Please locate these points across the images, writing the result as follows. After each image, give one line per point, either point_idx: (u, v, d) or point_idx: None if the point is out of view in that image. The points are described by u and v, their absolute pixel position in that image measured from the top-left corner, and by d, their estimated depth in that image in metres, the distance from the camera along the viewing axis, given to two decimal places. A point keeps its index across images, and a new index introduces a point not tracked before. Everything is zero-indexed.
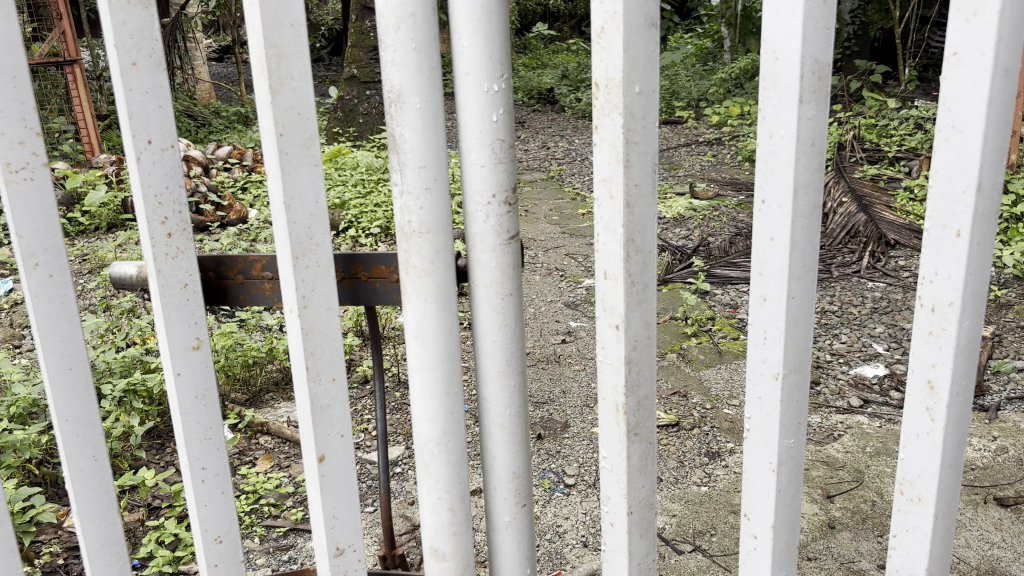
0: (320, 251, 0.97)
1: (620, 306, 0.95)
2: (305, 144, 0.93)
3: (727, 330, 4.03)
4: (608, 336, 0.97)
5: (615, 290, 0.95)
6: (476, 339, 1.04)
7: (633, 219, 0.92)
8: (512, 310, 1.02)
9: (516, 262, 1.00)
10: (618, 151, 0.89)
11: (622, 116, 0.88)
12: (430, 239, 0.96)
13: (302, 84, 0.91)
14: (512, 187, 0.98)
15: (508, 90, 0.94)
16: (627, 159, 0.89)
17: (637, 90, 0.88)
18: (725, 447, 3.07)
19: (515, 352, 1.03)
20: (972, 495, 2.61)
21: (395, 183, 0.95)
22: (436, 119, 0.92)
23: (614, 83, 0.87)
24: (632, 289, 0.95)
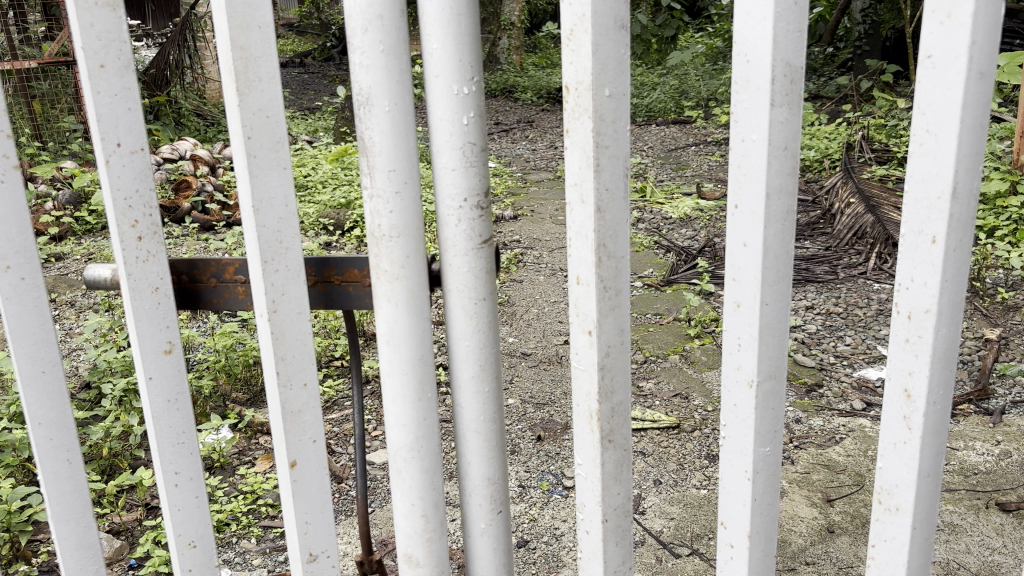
0: (289, 255, 0.96)
1: (593, 312, 0.93)
2: (273, 148, 0.92)
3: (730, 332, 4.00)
4: (581, 343, 0.96)
5: (587, 297, 0.93)
6: (450, 344, 1.02)
7: (605, 224, 0.91)
8: (486, 315, 1.00)
9: (490, 266, 0.99)
10: (589, 155, 0.88)
11: (592, 120, 0.86)
12: (401, 243, 0.94)
13: (270, 87, 0.90)
14: (484, 191, 0.96)
15: (479, 92, 0.93)
16: (597, 163, 0.88)
17: (607, 93, 0.86)
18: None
19: (489, 358, 1.02)
20: (973, 500, 2.59)
21: (365, 187, 0.94)
22: (405, 122, 0.91)
23: (584, 85, 0.86)
24: (605, 294, 0.93)
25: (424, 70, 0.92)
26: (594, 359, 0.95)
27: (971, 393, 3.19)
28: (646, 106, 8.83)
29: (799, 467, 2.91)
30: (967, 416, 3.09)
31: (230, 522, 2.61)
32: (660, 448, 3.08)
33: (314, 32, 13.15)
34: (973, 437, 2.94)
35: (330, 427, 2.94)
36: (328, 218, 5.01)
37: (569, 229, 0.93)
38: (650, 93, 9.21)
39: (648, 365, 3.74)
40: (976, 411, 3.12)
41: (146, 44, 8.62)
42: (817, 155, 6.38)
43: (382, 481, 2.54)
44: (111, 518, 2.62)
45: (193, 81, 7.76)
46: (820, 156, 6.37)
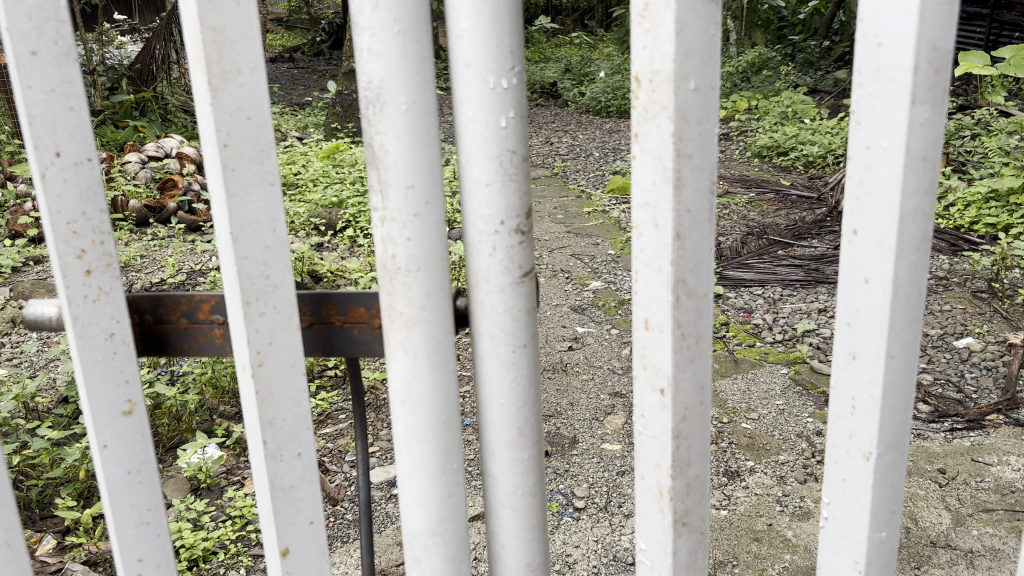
0: (278, 293, 0.76)
1: (669, 368, 0.73)
2: (256, 158, 0.72)
3: (746, 337, 3.81)
4: (649, 402, 0.76)
5: (661, 347, 0.73)
6: (481, 401, 0.82)
7: (686, 255, 0.70)
8: (526, 366, 0.80)
9: (532, 305, 0.79)
10: (668, 166, 0.68)
11: (675, 123, 0.66)
12: (421, 280, 0.74)
13: (254, 77, 0.70)
14: (527, 211, 0.76)
15: (523, 83, 0.72)
16: (679, 175, 0.68)
17: (692, 87, 0.66)
18: (745, 466, 2.86)
19: (530, 419, 0.81)
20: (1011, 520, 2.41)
21: (375, 208, 0.73)
22: (426, 124, 0.71)
23: (666, 76, 0.66)
24: (683, 344, 0.73)
25: (451, 61, 0.72)
26: (666, 426, 0.75)
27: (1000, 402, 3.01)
28: None
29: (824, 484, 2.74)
30: (998, 427, 2.91)
31: (217, 551, 2.39)
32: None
33: (302, 26, 12.85)
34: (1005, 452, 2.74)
35: (323, 444, 2.74)
36: (320, 218, 4.77)
37: (637, 261, 0.73)
38: None
39: None
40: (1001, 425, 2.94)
41: (131, 39, 8.40)
42: (820, 151, 6.19)
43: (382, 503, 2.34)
44: (88, 548, 2.40)
45: (180, 76, 7.51)
46: (822, 151, 6.18)
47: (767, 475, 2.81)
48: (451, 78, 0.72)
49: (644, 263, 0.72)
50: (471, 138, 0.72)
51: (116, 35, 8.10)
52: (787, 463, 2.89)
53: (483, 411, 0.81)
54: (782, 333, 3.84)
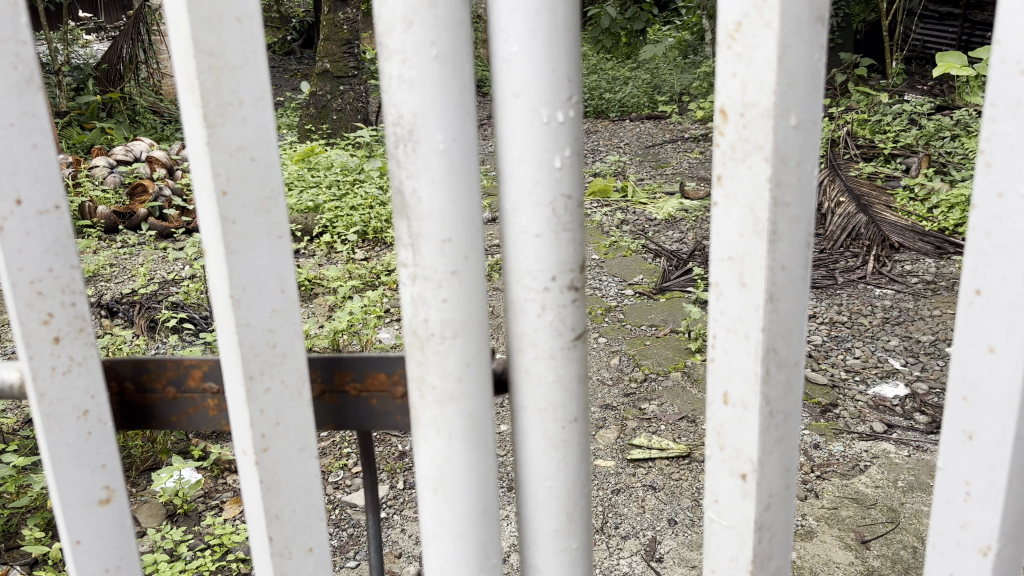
0: (287, 363, 0.64)
1: (753, 450, 0.62)
2: (260, 206, 0.60)
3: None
4: (726, 487, 0.65)
5: (744, 426, 0.62)
6: (522, 483, 0.70)
7: (778, 320, 0.59)
8: (577, 444, 0.68)
9: (584, 372, 0.67)
10: (762, 217, 0.56)
11: (772, 166, 0.55)
12: (458, 350, 0.62)
13: (259, 110, 0.58)
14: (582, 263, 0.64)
15: (580, 115, 0.61)
16: (774, 227, 0.56)
17: (793, 123, 0.55)
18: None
19: (580, 503, 0.70)
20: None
21: (404, 263, 0.61)
22: (467, 166, 0.59)
23: (763, 110, 0.54)
24: (771, 422, 0.62)
25: (496, 89, 0.60)
26: (747, 516, 0.64)
27: None
28: (619, 102, 8.52)
29: (824, 501, 2.39)
30: None
31: None
32: (672, 480, 2.52)
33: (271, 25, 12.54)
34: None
35: None
36: None
37: (715, 326, 0.62)
38: (622, 88, 8.85)
39: (648, 385, 3.12)
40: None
41: (97, 38, 8.16)
42: None
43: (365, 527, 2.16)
44: None
45: (147, 76, 7.28)
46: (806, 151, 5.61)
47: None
48: (495, 110, 0.60)
49: (727, 328, 0.61)
50: (519, 181, 0.61)
51: (81, 33, 7.83)
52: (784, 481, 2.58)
53: (526, 495, 0.70)
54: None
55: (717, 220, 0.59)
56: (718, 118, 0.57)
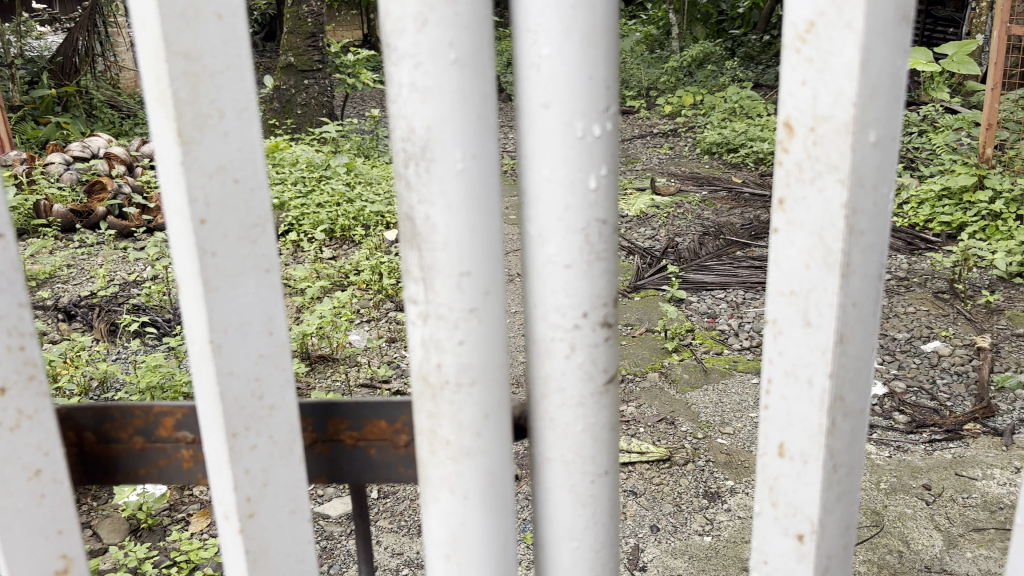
0: (276, 415, 0.55)
1: (813, 508, 0.55)
2: (245, 235, 0.51)
3: (713, 344, 2.95)
4: (778, 548, 0.58)
5: (803, 482, 0.55)
6: (544, 543, 0.62)
7: (847, 364, 0.52)
8: (607, 499, 0.60)
9: (616, 419, 0.59)
10: (834, 247, 0.49)
11: (848, 190, 0.47)
12: (475, 400, 0.54)
13: (243, 124, 0.49)
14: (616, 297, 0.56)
15: (617, 129, 0.53)
16: (847, 259, 0.49)
17: (873, 139, 0.47)
18: (724, 487, 2.18)
19: (609, 563, 0.62)
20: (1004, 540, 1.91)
21: (413, 299, 0.53)
22: (487, 189, 0.51)
23: (838, 125, 0.47)
24: (833, 477, 0.55)
25: (522, 99, 0.52)
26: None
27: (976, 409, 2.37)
28: None
29: None
30: None
31: None
32: (653, 484, 2.20)
33: None
34: (990, 464, 2.17)
35: None
36: None
37: (771, 369, 0.54)
38: None
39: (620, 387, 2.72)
40: (982, 434, 2.30)
41: (53, 30, 7.88)
42: None
43: (341, 538, 1.91)
44: None
45: (106, 70, 7.04)
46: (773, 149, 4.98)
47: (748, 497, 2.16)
48: (520, 123, 0.52)
49: (786, 373, 0.53)
50: (547, 206, 0.52)
51: (35, 26, 7.55)
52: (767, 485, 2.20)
53: (549, 556, 0.61)
54: (746, 339, 2.98)
55: (778, 250, 0.51)
56: (782, 133, 0.49)
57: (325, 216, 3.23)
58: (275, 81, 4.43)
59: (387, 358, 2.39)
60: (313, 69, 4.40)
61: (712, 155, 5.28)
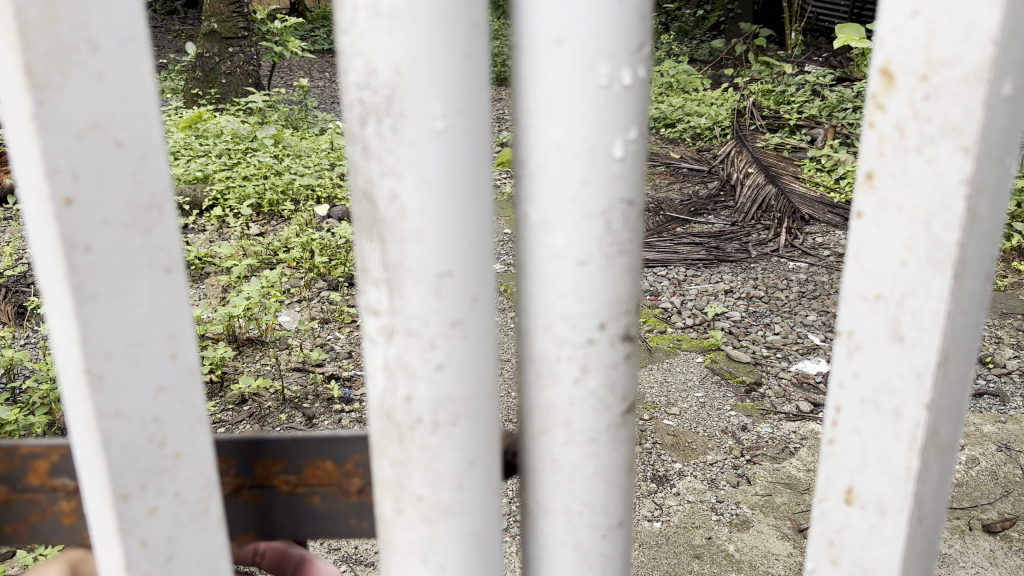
0: (182, 467, 0.40)
1: (892, 572, 0.42)
2: (134, 222, 0.36)
3: (656, 322, 2.44)
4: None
5: (878, 538, 0.42)
6: None
7: (947, 391, 0.39)
8: (619, 550, 0.49)
9: (630, 452, 0.47)
10: (945, 239, 0.36)
11: (972, 160, 0.35)
12: (459, 442, 0.40)
13: (126, 63, 0.34)
14: (633, 301, 0.45)
15: (646, 76, 0.42)
16: (963, 254, 0.36)
17: (1007, 93, 0.34)
18: (673, 470, 1.79)
19: None
20: (951, 519, 1.56)
21: (373, 307, 0.39)
22: (477, 162, 0.37)
23: (964, 70, 0.34)
24: (919, 529, 0.42)
25: (525, 35, 0.40)
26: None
27: None
28: None
29: (759, 488, 1.73)
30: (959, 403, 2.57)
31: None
32: None
33: None
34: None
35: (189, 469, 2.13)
36: None
37: (843, 396, 0.41)
38: None
39: None
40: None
41: None
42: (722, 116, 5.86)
43: None
44: None
45: None
46: (710, 124, 4.19)
47: (700, 479, 1.77)
48: (521, 69, 0.41)
49: (862, 402, 0.41)
50: (557, 181, 0.41)
51: None
52: (719, 466, 1.81)
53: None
54: (689, 317, 2.47)
55: (863, 239, 0.39)
56: (877, 83, 0.37)
57: (251, 190, 3.03)
58: (197, 49, 4.11)
59: (320, 341, 2.22)
60: (238, 36, 4.09)
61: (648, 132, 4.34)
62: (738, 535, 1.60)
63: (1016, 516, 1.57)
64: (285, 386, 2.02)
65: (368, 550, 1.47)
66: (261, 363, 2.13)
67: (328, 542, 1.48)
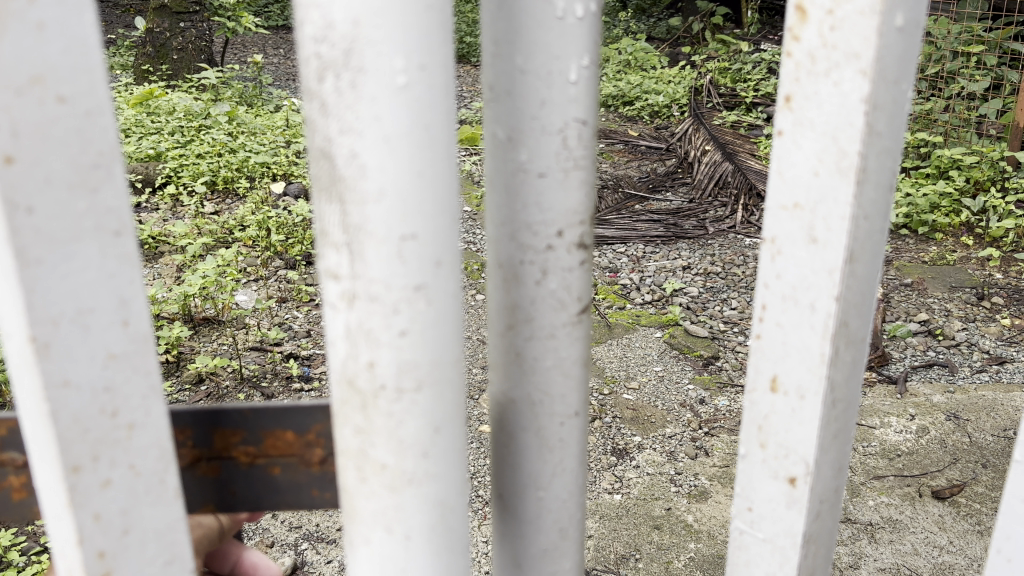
0: (137, 437, 0.38)
1: (810, 448, 0.44)
2: (81, 182, 0.34)
3: (615, 299, 2.44)
4: (766, 494, 0.47)
5: (798, 421, 0.44)
6: (503, 490, 0.56)
7: (855, 285, 0.42)
8: (574, 442, 0.55)
9: (585, 350, 0.54)
10: (849, 149, 0.39)
11: (869, 81, 0.37)
12: (424, 403, 0.39)
13: (67, 15, 0.33)
14: (589, 214, 0.52)
15: (599, 10, 0.48)
16: (865, 163, 0.39)
17: (898, 24, 0.37)
18: (632, 443, 1.80)
19: (574, 512, 0.57)
20: (902, 487, 1.59)
21: (336, 274, 0.37)
22: (437, 119, 0.36)
23: (862, 4, 0.37)
24: (832, 414, 0.44)
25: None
26: (794, 531, 0.46)
27: (870, 358, 1.98)
28: None
29: (718, 459, 1.75)
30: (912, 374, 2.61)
31: None
32: None
33: None
34: (883, 411, 1.81)
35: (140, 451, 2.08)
36: None
37: (766, 294, 0.44)
38: None
39: None
40: (877, 383, 1.92)
41: None
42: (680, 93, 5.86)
43: None
44: None
45: None
46: (667, 102, 4.20)
47: (659, 452, 1.78)
48: (488, 7, 0.48)
49: (784, 298, 0.43)
50: (522, 101, 0.48)
51: None
52: (677, 439, 1.82)
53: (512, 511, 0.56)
54: (648, 294, 2.48)
55: (781, 155, 0.41)
56: (793, 16, 0.39)
57: (206, 167, 2.97)
58: (147, 24, 4.01)
59: (278, 320, 2.19)
60: (190, 11, 4.01)
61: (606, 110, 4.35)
62: (696, 506, 1.61)
63: (966, 484, 1.60)
64: (243, 365, 1.99)
65: (330, 526, 1.44)
66: (217, 343, 2.09)
67: (291, 519, 1.45)
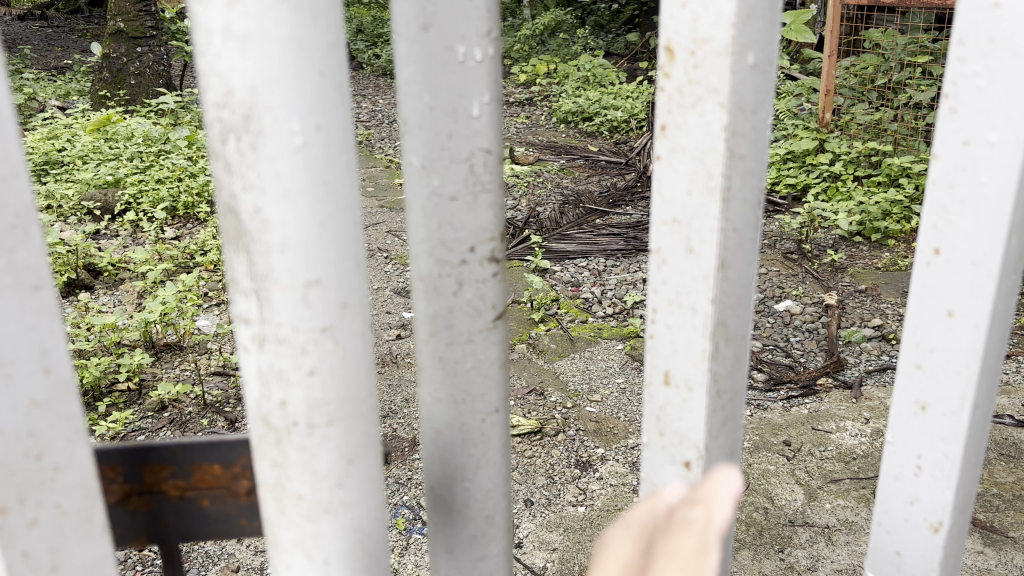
0: (63, 474, 0.41)
1: (699, 434, 0.52)
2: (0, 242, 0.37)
3: (577, 313, 2.48)
4: (667, 476, 0.55)
5: (688, 410, 0.52)
6: (434, 486, 0.60)
7: (729, 290, 0.49)
8: (497, 441, 0.59)
9: (504, 357, 0.58)
10: (714, 170, 0.46)
11: (726, 111, 0.45)
12: (337, 430, 0.42)
13: None
14: (501, 234, 0.55)
15: (497, 52, 0.52)
16: (728, 182, 0.46)
17: (750, 62, 0.45)
18: (596, 455, 1.84)
19: (500, 504, 0.61)
20: (858, 489, 1.64)
21: (247, 314, 0.41)
22: (335, 166, 0.39)
23: (717, 46, 0.44)
24: (717, 404, 0.52)
25: (400, 23, 0.50)
26: None
27: (827, 364, 2.04)
28: None
29: None
30: None
31: None
32: (523, 458, 1.82)
33: None
34: (839, 415, 1.87)
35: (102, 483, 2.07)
36: None
37: (656, 298, 0.52)
38: None
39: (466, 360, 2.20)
40: (833, 389, 1.97)
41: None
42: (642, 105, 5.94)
43: None
44: None
45: None
46: (626, 116, 4.26)
47: (622, 463, 1.81)
48: (399, 48, 0.51)
49: (671, 301, 0.51)
50: (431, 134, 0.51)
51: None
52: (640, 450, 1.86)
53: (442, 502, 0.59)
54: (609, 307, 2.52)
55: (661, 177, 0.49)
56: (664, 56, 0.47)
57: (165, 193, 2.96)
58: (104, 50, 4.00)
59: None
60: (146, 36, 3.99)
61: (566, 125, 4.41)
62: None
63: None
64: (205, 391, 1.99)
65: None
66: (180, 370, 2.09)
67: (256, 544, 1.46)
